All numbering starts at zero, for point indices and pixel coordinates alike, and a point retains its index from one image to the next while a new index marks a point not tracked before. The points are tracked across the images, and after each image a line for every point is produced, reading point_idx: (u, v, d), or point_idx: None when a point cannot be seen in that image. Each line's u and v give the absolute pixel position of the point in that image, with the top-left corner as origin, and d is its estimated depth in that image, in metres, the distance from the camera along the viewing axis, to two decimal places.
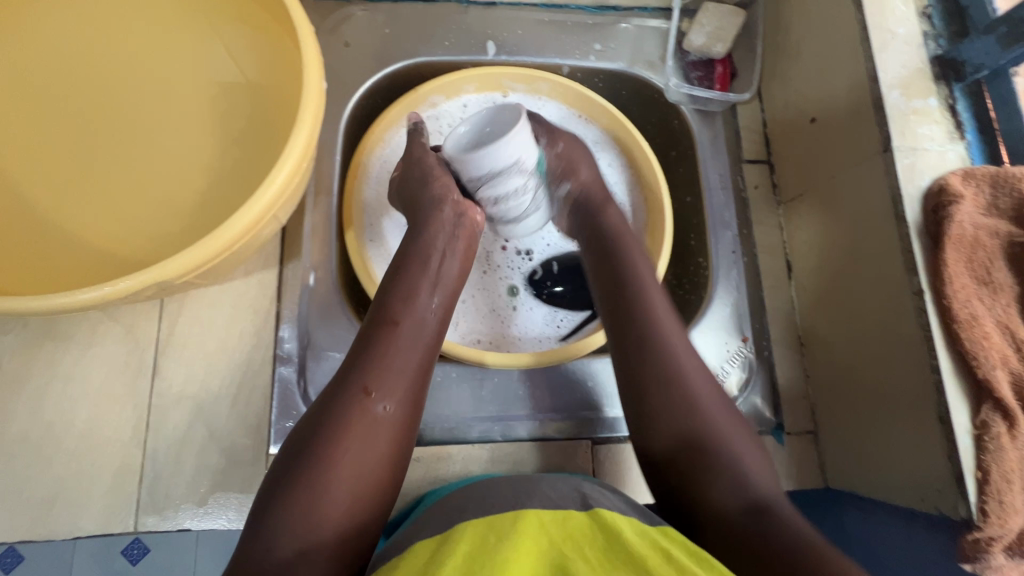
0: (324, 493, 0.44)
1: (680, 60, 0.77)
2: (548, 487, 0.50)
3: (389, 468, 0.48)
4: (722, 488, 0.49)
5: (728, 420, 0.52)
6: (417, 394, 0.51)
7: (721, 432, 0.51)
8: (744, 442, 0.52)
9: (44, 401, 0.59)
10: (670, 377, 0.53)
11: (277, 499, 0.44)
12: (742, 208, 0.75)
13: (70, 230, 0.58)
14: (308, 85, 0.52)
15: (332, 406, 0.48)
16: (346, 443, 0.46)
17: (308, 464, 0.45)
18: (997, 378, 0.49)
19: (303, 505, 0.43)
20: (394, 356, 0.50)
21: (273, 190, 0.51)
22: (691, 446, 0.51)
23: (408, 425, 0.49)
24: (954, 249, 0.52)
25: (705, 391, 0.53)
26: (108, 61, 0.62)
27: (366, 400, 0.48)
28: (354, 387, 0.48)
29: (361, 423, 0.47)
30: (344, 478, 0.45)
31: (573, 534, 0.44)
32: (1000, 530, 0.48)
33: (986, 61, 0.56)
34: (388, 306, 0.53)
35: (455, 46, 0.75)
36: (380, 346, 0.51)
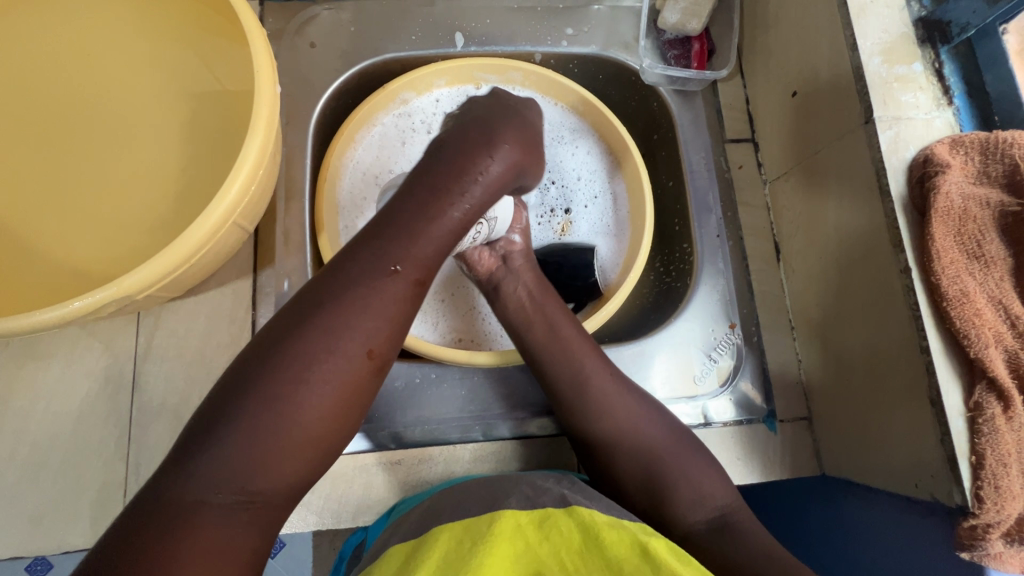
0: (277, 439, 0.42)
1: (656, 40, 0.74)
2: (526, 486, 0.49)
3: (356, 424, 0.47)
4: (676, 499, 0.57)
5: (678, 450, 0.59)
6: (399, 347, 0.48)
7: (660, 446, 0.59)
8: (688, 455, 0.59)
9: (31, 421, 0.59)
10: (600, 415, 0.59)
11: (224, 438, 0.41)
12: (727, 189, 0.73)
13: (42, 250, 0.58)
14: (261, 90, 0.52)
15: (296, 347, 0.43)
16: (310, 392, 0.43)
17: (265, 408, 0.42)
18: (991, 357, 0.47)
19: (252, 448, 0.42)
20: (379, 307, 0.45)
21: (230, 199, 0.50)
22: (634, 467, 0.59)
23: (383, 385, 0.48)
24: (943, 222, 0.50)
25: (633, 411, 0.60)
26: (72, 79, 0.62)
27: (340, 350, 0.44)
28: (330, 332, 0.44)
29: (330, 373, 0.43)
30: (301, 428, 0.43)
31: (550, 536, 0.43)
32: (997, 516, 0.46)
33: (973, 20, 0.53)
34: (383, 248, 0.46)
35: (423, 40, 0.74)
36: (362, 294, 0.45)
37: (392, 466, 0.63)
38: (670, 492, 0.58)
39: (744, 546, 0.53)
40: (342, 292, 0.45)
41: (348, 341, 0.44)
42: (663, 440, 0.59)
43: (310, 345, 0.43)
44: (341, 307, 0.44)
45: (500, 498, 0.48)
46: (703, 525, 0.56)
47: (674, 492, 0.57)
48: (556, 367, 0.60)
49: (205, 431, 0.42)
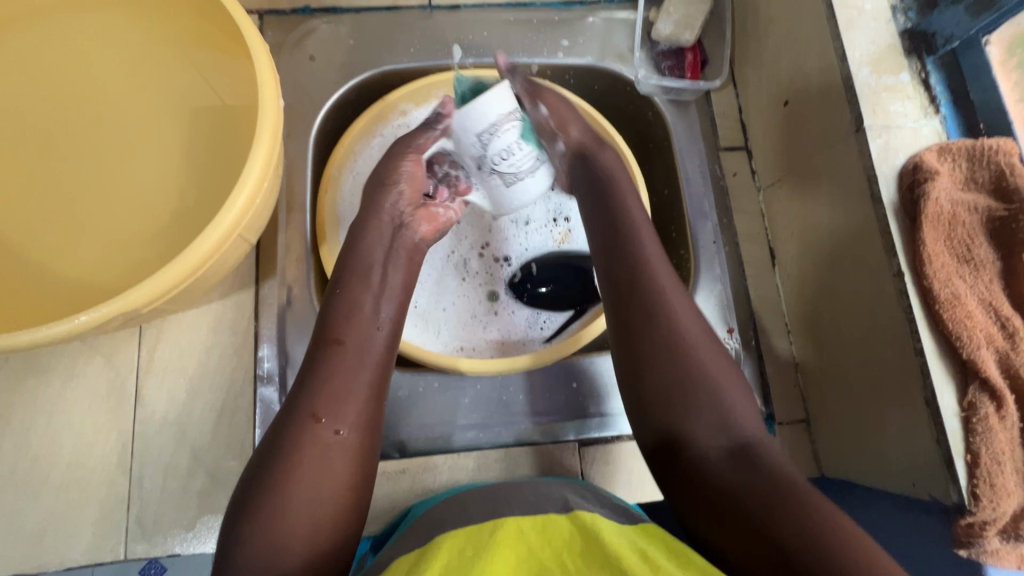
0: (282, 522, 0.44)
1: (650, 51, 0.76)
2: (529, 492, 0.50)
3: (350, 488, 0.47)
4: (710, 410, 0.50)
5: (717, 367, 0.53)
6: (362, 409, 0.50)
7: (707, 367, 0.52)
8: (724, 368, 0.53)
9: (32, 436, 0.59)
10: (657, 295, 0.55)
11: (236, 537, 0.44)
12: (721, 196, 0.74)
13: (46, 264, 0.58)
14: (265, 102, 0.52)
15: (281, 439, 0.48)
16: (301, 475, 0.46)
17: (264, 494, 0.45)
18: (983, 358, 0.48)
19: (262, 538, 0.43)
20: (342, 379, 0.50)
21: (236, 211, 0.51)
22: (670, 365, 0.52)
23: (363, 446, 0.49)
24: (933, 227, 0.51)
25: (682, 306, 0.55)
26: (76, 93, 0.62)
27: (314, 428, 0.48)
28: (304, 417, 0.48)
29: (313, 453, 0.47)
30: (304, 510, 0.45)
31: (551, 540, 0.43)
32: (992, 513, 0.47)
33: (957, 32, 0.55)
34: (331, 327, 0.53)
35: (421, 52, 0.75)
36: (318, 370, 0.51)
37: (397, 475, 0.64)
38: (706, 405, 0.51)
39: (790, 492, 0.45)
40: (310, 376, 0.51)
41: (316, 417, 0.48)
42: (718, 376, 0.52)
43: (289, 435, 0.48)
44: (311, 391, 0.49)
45: (504, 506, 0.48)
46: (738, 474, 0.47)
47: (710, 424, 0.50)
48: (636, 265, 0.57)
49: (223, 543, 0.44)
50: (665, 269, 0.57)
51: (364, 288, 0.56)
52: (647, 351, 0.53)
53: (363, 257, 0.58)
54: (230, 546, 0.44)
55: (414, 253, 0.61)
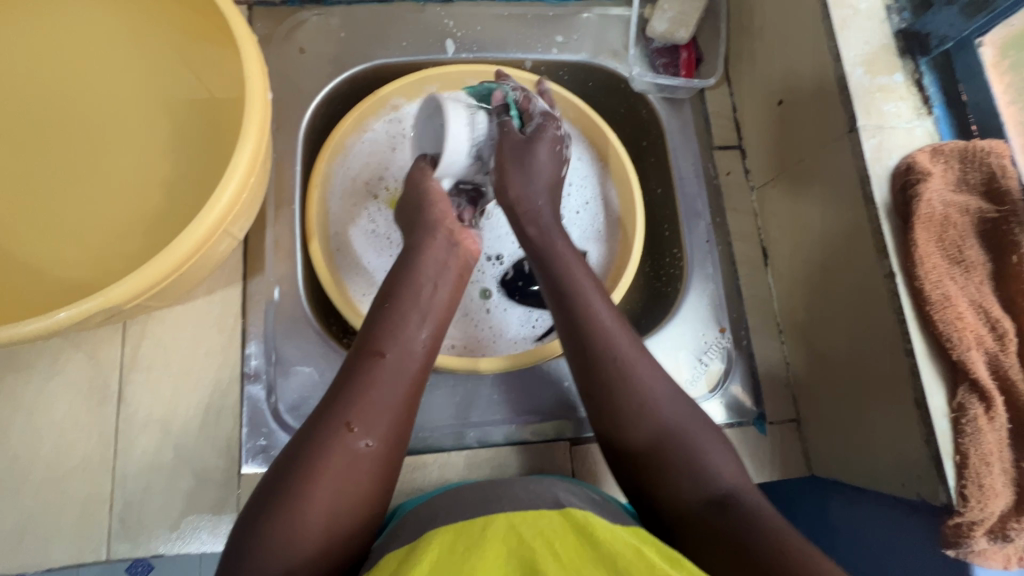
0: (299, 531, 0.44)
1: (645, 48, 0.75)
2: (522, 491, 0.50)
3: (370, 501, 0.48)
4: (679, 473, 0.50)
5: (688, 417, 0.53)
6: (393, 424, 0.50)
7: (686, 434, 0.51)
8: (703, 433, 0.52)
9: (11, 435, 0.58)
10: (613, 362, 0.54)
11: (255, 534, 0.44)
12: (714, 196, 0.74)
13: (26, 259, 0.57)
14: (253, 95, 0.51)
15: (312, 442, 0.47)
16: (324, 482, 0.46)
17: (286, 499, 0.45)
18: (973, 359, 0.48)
19: (279, 542, 0.43)
20: (378, 393, 0.50)
21: (221, 207, 0.49)
22: (636, 421, 0.52)
23: (390, 460, 0.49)
24: (925, 228, 0.51)
25: (644, 369, 0.54)
26: (58, 84, 0.61)
27: (346, 437, 0.47)
28: (337, 424, 0.48)
29: (339, 462, 0.47)
30: (322, 520, 0.45)
31: (544, 533, 0.43)
32: (980, 514, 0.47)
33: (951, 33, 0.55)
34: (374, 338, 0.53)
35: (413, 46, 0.74)
36: (357, 378, 0.50)
37: None
38: (677, 456, 0.50)
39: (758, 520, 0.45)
40: (346, 385, 0.50)
41: (349, 429, 0.48)
42: (679, 409, 0.53)
43: (319, 439, 0.47)
44: (347, 398, 0.49)
45: (495, 503, 0.48)
46: (702, 502, 0.48)
47: (680, 468, 0.50)
48: (582, 313, 0.56)
49: (240, 539, 0.44)
50: (620, 326, 0.56)
51: (410, 305, 0.55)
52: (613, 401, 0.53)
53: (412, 274, 0.58)
54: (242, 549, 0.43)
55: (462, 269, 0.61)
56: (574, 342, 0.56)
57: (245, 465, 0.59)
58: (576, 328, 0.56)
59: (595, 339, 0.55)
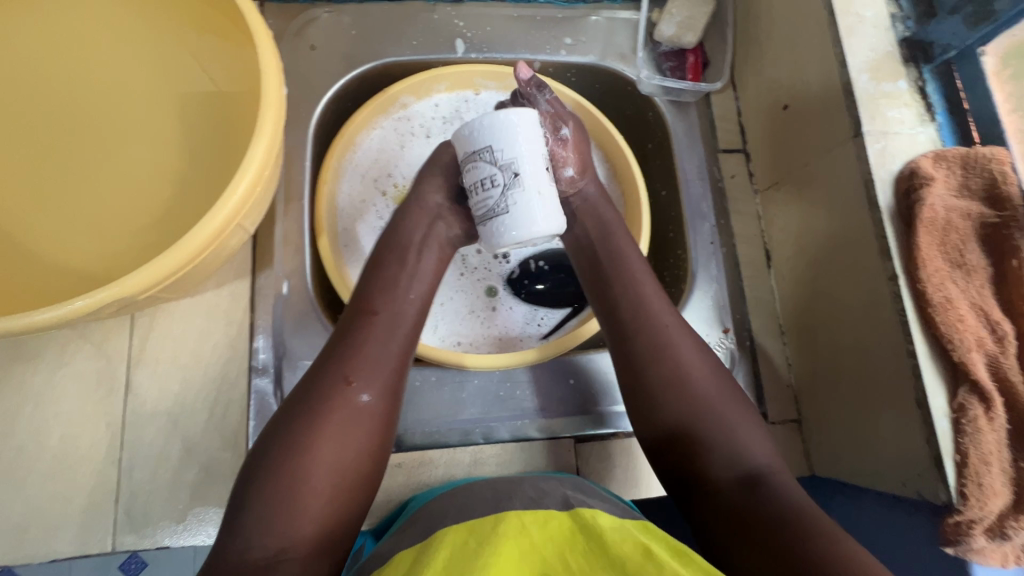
0: (301, 482, 0.45)
1: (652, 51, 0.77)
2: (530, 489, 0.50)
3: (370, 458, 0.49)
4: (713, 451, 0.52)
5: (722, 399, 0.54)
6: (388, 381, 0.52)
7: (715, 411, 0.53)
8: (733, 410, 0.54)
9: (17, 425, 0.58)
10: (652, 342, 0.56)
11: (261, 480, 0.45)
12: (719, 198, 0.75)
13: (36, 250, 0.57)
14: (268, 90, 0.51)
15: (311, 394, 0.49)
16: (327, 431, 0.47)
17: (287, 449, 0.46)
18: (973, 361, 0.49)
19: (282, 496, 0.45)
20: (374, 349, 0.52)
21: (234, 200, 0.50)
22: (667, 404, 0.54)
23: (388, 415, 0.51)
24: (928, 232, 0.52)
25: (686, 348, 0.56)
26: (71, 75, 0.61)
27: (345, 390, 0.49)
28: (337, 377, 0.50)
29: (340, 411, 0.48)
30: (323, 473, 0.46)
31: (555, 536, 0.43)
32: (980, 513, 0.48)
33: (954, 42, 0.56)
34: (367, 297, 0.55)
35: (423, 45, 0.74)
36: (351, 336, 0.52)
37: (392, 469, 0.63)
38: (711, 438, 0.52)
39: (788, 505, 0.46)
40: (342, 342, 0.52)
41: (347, 383, 0.50)
42: (711, 391, 0.54)
43: (320, 391, 0.49)
44: (344, 353, 0.51)
45: (503, 501, 0.48)
46: (734, 480, 0.50)
47: (710, 448, 0.52)
48: (633, 306, 0.58)
49: (245, 486, 0.46)
50: (669, 318, 0.58)
51: (399, 269, 0.57)
52: (651, 381, 0.55)
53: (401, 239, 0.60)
54: (247, 503, 0.44)
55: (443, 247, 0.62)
56: (617, 330, 0.58)
57: None
58: (625, 321, 0.58)
59: (643, 334, 0.57)
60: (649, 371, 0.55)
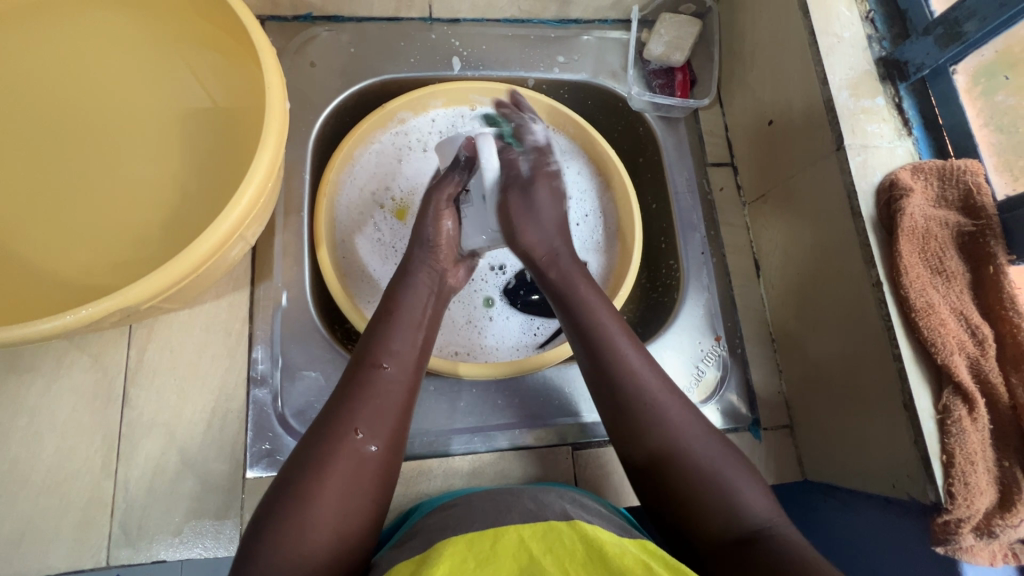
0: (308, 535, 0.45)
1: (642, 69, 0.79)
2: (530, 501, 0.51)
3: (373, 504, 0.49)
4: (715, 511, 0.49)
5: (733, 467, 0.52)
6: (390, 428, 0.52)
7: (720, 472, 0.51)
8: (742, 475, 0.52)
9: (11, 438, 0.57)
10: (637, 394, 0.55)
11: (266, 540, 0.44)
12: (709, 209, 0.77)
13: (37, 262, 0.57)
14: (272, 105, 0.53)
15: (318, 449, 0.49)
16: (331, 486, 0.47)
17: (296, 502, 0.46)
18: (956, 363, 0.51)
19: (290, 548, 0.44)
20: (382, 401, 0.52)
21: (238, 210, 0.51)
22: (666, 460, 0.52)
23: (393, 463, 0.51)
24: (909, 240, 0.54)
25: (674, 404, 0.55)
26: (73, 91, 0.62)
27: (352, 440, 0.49)
28: (344, 430, 0.50)
29: (344, 466, 0.48)
30: (330, 522, 0.46)
31: (553, 546, 0.43)
32: (966, 511, 0.50)
33: (927, 61, 0.59)
34: (374, 351, 0.55)
35: (421, 62, 0.76)
36: (359, 391, 0.52)
37: None
38: (719, 506, 0.50)
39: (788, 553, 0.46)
40: (348, 392, 0.52)
41: (356, 439, 0.50)
42: (722, 462, 0.52)
43: (327, 446, 0.49)
44: (353, 405, 0.51)
45: (504, 514, 0.49)
46: (733, 539, 0.48)
47: (710, 513, 0.49)
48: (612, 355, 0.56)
49: (251, 545, 0.45)
50: (654, 378, 0.56)
51: (402, 322, 0.58)
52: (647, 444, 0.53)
53: (403, 304, 0.59)
54: (255, 556, 0.44)
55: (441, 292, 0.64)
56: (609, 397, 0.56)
57: (250, 469, 0.59)
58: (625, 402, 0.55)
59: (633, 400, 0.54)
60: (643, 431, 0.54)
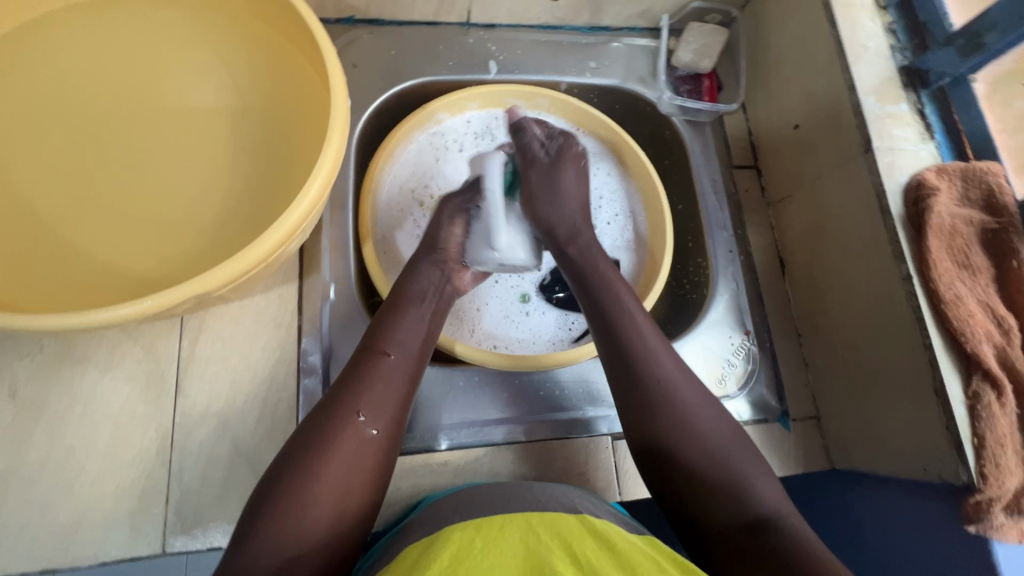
0: (307, 516, 0.46)
1: (670, 76, 0.83)
2: (539, 497, 0.52)
3: (371, 489, 0.50)
4: (722, 496, 0.52)
5: (739, 452, 0.55)
6: (391, 415, 0.53)
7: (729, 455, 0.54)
8: (747, 460, 0.54)
9: (65, 427, 0.58)
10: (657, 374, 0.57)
11: (264, 518, 0.46)
12: (735, 209, 0.80)
13: (95, 252, 0.58)
14: (336, 100, 0.55)
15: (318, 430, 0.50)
16: (330, 469, 0.48)
17: (295, 482, 0.47)
18: (984, 351, 0.54)
19: (287, 527, 0.45)
20: (384, 386, 0.53)
21: (306, 201, 0.52)
22: (676, 440, 0.55)
23: (393, 450, 0.53)
24: (937, 237, 0.58)
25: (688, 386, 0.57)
26: (128, 86, 0.63)
27: (353, 423, 0.50)
28: (345, 412, 0.51)
29: (347, 448, 0.49)
30: (327, 503, 0.47)
31: (561, 535, 0.44)
32: (998, 491, 0.52)
33: (948, 70, 0.63)
34: (379, 339, 0.57)
35: (459, 65, 0.79)
36: (362, 377, 0.53)
37: (438, 467, 0.65)
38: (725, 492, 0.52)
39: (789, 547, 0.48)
40: (353, 377, 0.53)
41: (357, 424, 0.51)
42: (727, 443, 0.55)
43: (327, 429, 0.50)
44: (355, 390, 0.52)
45: (510, 508, 0.49)
46: (739, 524, 0.51)
47: (718, 497, 0.52)
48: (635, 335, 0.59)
49: (249, 521, 0.46)
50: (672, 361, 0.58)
51: (409, 310, 0.59)
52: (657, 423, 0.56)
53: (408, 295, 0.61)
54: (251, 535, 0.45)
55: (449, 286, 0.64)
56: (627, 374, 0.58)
57: None
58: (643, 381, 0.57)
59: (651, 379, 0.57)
60: (650, 410, 0.56)
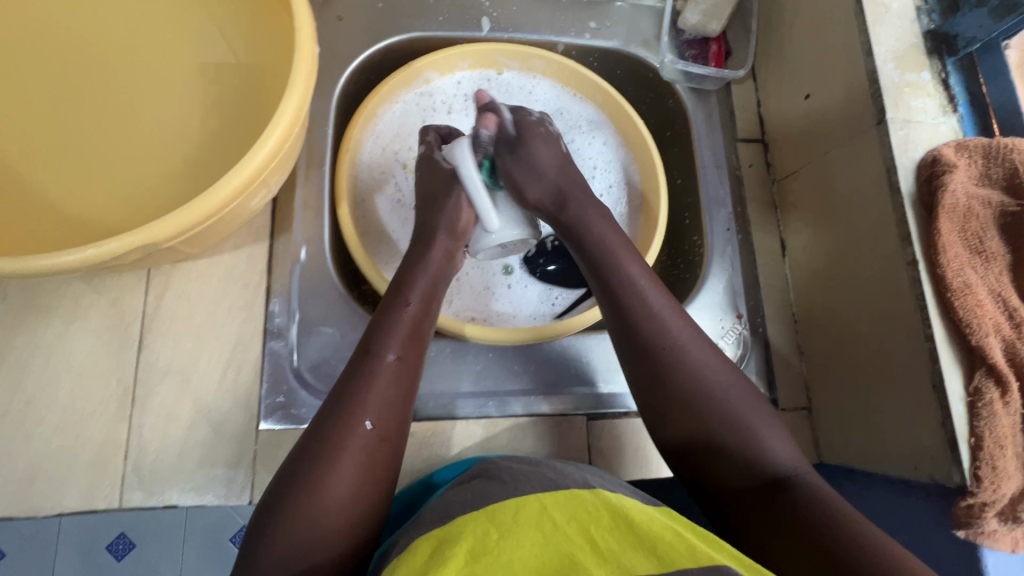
0: (320, 499, 0.45)
1: (675, 39, 0.77)
2: (550, 473, 0.47)
3: (382, 467, 0.48)
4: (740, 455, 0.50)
5: (754, 411, 0.52)
6: (392, 389, 0.51)
7: (743, 414, 0.52)
8: (763, 418, 0.52)
9: (28, 377, 0.57)
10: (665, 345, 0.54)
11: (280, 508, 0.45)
12: (736, 186, 0.75)
13: (57, 200, 0.57)
14: (301, 47, 0.51)
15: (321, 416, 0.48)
16: (334, 450, 0.47)
17: (304, 469, 0.46)
18: (990, 345, 0.50)
19: (302, 511, 0.44)
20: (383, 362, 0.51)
21: (264, 152, 0.49)
22: (688, 410, 0.52)
23: (399, 424, 0.51)
24: (949, 218, 0.53)
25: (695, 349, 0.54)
26: (97, 30, 0.61)
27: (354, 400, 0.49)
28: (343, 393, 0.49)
29: (352, 427, 0.48)
30: (338, 485, 0.46)
31: (580, 517, 0.39)
32: (992, 495, 0.48)
33: (979, 34, 0.56)
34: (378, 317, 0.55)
35: (449, 21, 0.75)
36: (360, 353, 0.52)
37: None
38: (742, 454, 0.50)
39: (813, 502, 0.46)
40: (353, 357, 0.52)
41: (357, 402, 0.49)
42: (738, 400, 0.52)
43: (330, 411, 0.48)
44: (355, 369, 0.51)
45: (522, 483, 0.45)
46: (760, 483, 0.49)
47: (734, 460, 0.50)
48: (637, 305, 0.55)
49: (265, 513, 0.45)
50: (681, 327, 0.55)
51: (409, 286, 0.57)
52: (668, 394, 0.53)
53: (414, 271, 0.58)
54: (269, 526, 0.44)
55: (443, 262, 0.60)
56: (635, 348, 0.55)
57: (263, 421, 0.59)
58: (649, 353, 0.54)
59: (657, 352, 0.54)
60: (660, 375, 0.54)
